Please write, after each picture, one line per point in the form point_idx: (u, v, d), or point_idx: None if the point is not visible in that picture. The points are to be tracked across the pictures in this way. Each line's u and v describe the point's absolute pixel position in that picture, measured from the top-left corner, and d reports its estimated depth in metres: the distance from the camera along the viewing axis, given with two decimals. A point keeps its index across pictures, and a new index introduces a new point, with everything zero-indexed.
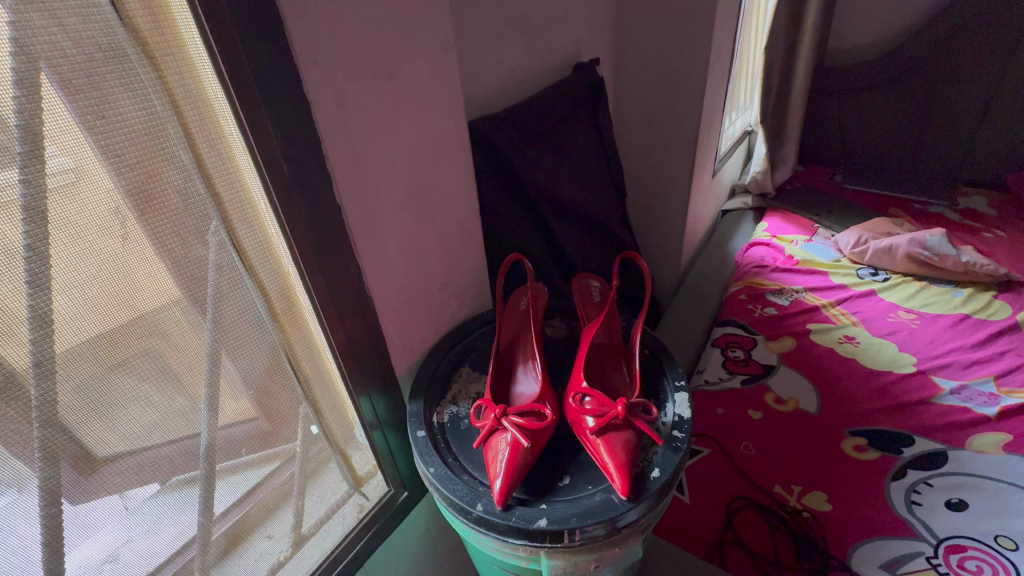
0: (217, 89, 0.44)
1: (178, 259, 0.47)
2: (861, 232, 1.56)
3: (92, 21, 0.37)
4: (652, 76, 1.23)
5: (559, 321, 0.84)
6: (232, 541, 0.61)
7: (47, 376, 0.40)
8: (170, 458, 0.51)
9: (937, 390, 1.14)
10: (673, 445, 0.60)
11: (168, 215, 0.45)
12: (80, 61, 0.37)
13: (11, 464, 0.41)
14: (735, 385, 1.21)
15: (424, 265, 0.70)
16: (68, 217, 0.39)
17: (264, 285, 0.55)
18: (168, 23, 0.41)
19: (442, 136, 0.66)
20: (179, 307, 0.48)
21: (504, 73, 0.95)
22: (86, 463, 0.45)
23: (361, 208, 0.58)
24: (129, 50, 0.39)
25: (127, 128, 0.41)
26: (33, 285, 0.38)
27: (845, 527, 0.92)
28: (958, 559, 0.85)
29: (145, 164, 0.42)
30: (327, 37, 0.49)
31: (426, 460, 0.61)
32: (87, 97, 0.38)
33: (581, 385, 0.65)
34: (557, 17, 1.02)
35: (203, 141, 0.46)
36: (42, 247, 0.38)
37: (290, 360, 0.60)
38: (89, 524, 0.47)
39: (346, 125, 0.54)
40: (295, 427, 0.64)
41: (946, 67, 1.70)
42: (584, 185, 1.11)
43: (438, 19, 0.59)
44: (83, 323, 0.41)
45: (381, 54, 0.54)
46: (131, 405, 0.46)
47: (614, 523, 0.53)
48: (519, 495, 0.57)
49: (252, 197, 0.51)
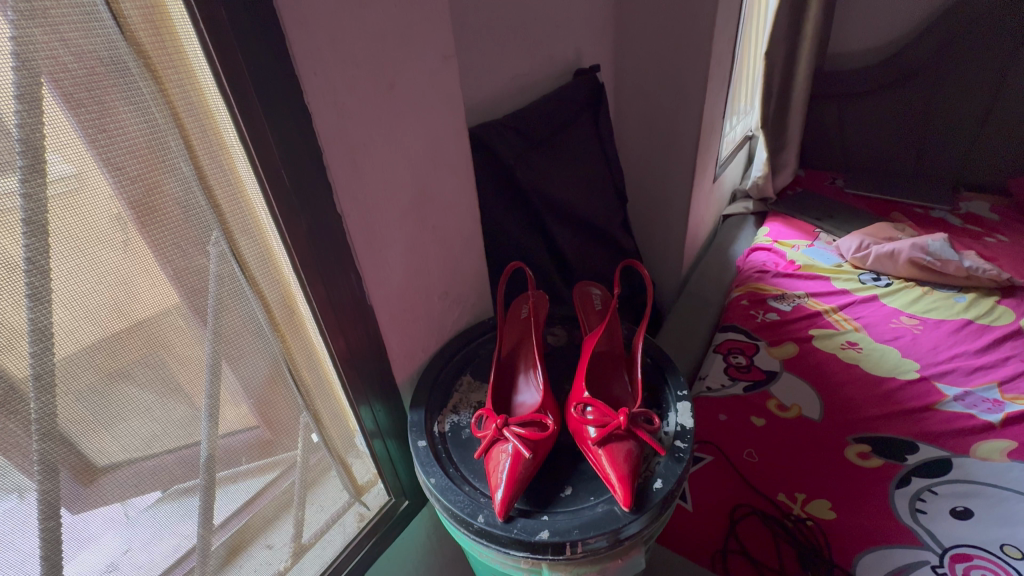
0: (218, 100, 0.44)
1: (178, 269, 0.47)
2: (862, 237, 1.56)
3: (94, 36, 0.37)
4: (652, 81, 1.24)
5: (560, 328, 0.84)
6: (232, 551, 0.60)
7: (47, 388, 0.40)
8: (169, 468, 0.51)
9: (941, 397, 1.13)
10: (675, 455, 0.59)
11: (169, 226, 0.45)
12: (82, 75, 0.37)
13: (11, 476, 0.40)
14: (736, 391, 1.20)
15: (425, 273, 0.70)
16: (68, 229, 0.39)
17: (265, 295, 0.55)
18: (169, 36, 0.41)
19: (442, 144, 0.66)
20: (179, 316, 0.48)
21: (504, 80, 0.95)
22: (86, 474, 0.45)
23: (361, 218, 0.58)
24: (131, 64, 0.39)
25: (129, 141, 0.41)
26: (34, 299, 0.38)
27: (849, 536, 0.91)
28: (964, 568, 0.84)
29: (146, 175, 0.42)
30: (328, 48, 0.49)
31: (427, 470, 0.60)
32: (89, 111, 0.38)
33: (583, 395, 0.65)
34: (557, 23, 1.02)
35: (203, 152, 0.46)
36: (42, 261, 0.38)
37: (291, 369, 0.60)
38: (87, 536, 0.46)
39: (347, 135, 0.54)
40: (295, 436, 0.64)
41: (946, 71, 1.70)
42: (585, 191, 1.11)
43: (437, 28, 0.59)
44: (84, 334, 0.41)
45: (380, 64, 0.54)
46: (131, 416, 0.46)
47: (616, 534, 0.52)
48: (520, 506, 0.56)
49: (253, 207, 0.51)
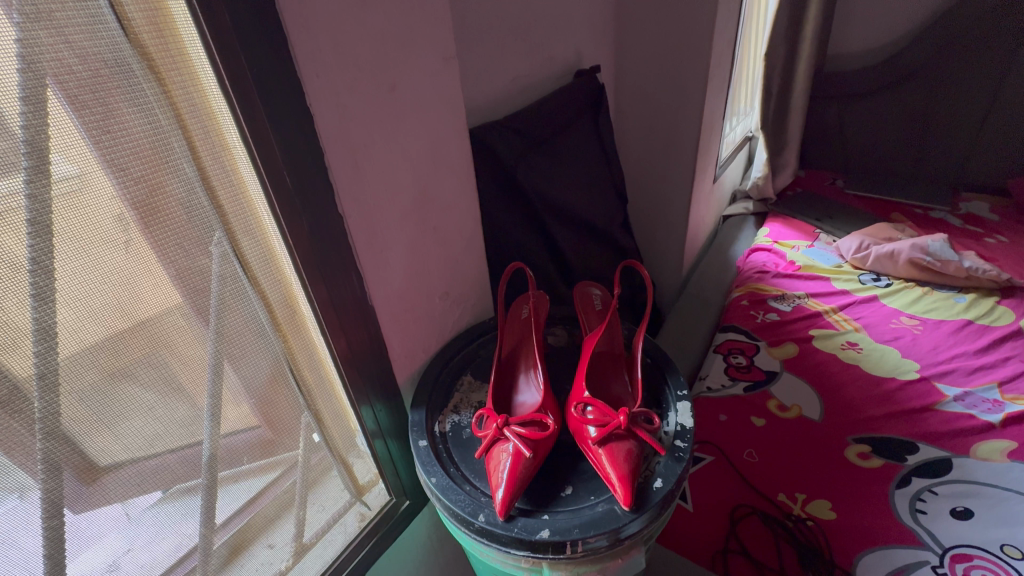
0: (221, 101, 0.45)
1: (181, 270, 0.47)
2: (862, 237, 1.56)
3: (99, 38, 0.37)
4: (653, 83, 1.24)
5: (561, 328, 0.84)
6: (234, 550, 0.61)
7: (50, 387, 0.41)
8: (171, 468, 0.51)
9: (941, 397, 1.13)
10: (675, 455, 0.60)
11: (172, 227, 0.45)
12: (87, 76, 0.38)
13: (14, 475, 0.40)
14: (736, 392, 1.21)
15: (425, 273, 0.70)
16: (72, 230, 0.39)
17: (268, 296, 0.56)
18: (172, 38, 0.41)
19: (443, 145, 0.66)
20: (181, 315, 0.48)
21: (505, 81, 0.95)
22: (88, 473, 0.45)
23: (363, 218, 0.59)
24: (135, 66, 0.40)
25: (132, 142, 0.41)
26: (39, 299, 0.38)
27: (850, 536, 0.91)
28: (965, 568, 0.85)
29: (149, 176, 0.43)
30: (330, 50, 0.49)
31: (428, 470, 0.60)
32: (93, 113, 0.38)
33: (583, 394, 0.65)
34: (557, 24, 1.03)
35: (206, 153, 0.46)
36: (47, 261, 0.38)
37: (292, 369, 0.61)
38: (90, 534, 0.46)
39: (349, 137, 0.54)
40: (297, 436, 0.64)
41: (945, 72, 1.71)
42: (585, 191, 1.11)
43: (439, 30, 0.59)
44: (87, 334, 0.42)
45: (382, 65, 0.55)
46: (134, 415, 0.46)
47: (617, 534, 0.53)
48: (521, 506, 0.57)
49: (255, 208, 0.51)
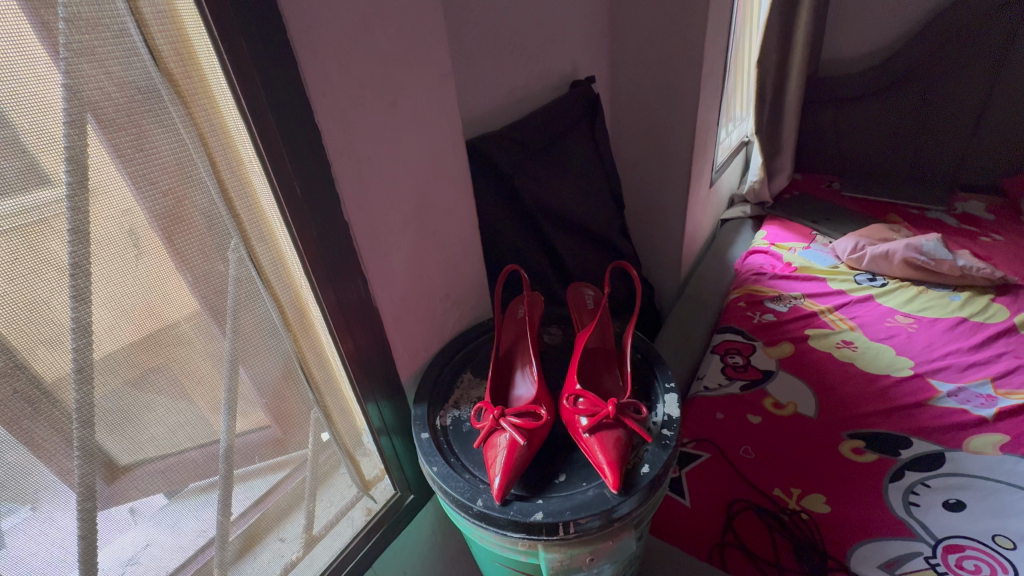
0: (237, 120, 0.49)
1: (201, 274, 0.51)
2: (858, 238, 1.59)
3: (133, 68, 0.42)
4: (646, 92, 1.29)
5: (557, 328, 0.88)
6: (249, 540, 0.64)
7: (86, 381, 0.45)
8: (192, 461, 0.55)
9: (934, 392, 1.16)
10: (662, 442, 0.63)
11: (193, 234, 0.49)
12: (123, 103, 0.42)
13: (40, 474, 0.44)
14: (734, 390, 1.23)
15: (426, 276, 0.74)
16: (106, 237, 0.43)
17: (279, 298, 0.60)
18: (195, 66, 0.45)
19: (442, 156, 0.71)
20: (200, 317, 0.52)
21: (503, 93, 1.00)
22: (111, 470, 0.48)
23: (367, 226, 0.63)
24: (163, 93, 0.44)
25: (161, 160, 0.46)
26: (77, 298, 0.43)
27: (844, 527, 0.94)
28: (956, 558, 0.87)
29: (174, 189, 0.47)
30: (335, 72, 0.54)
31: (430, 460, 0.64)
32: (127, 133, 0.43)
33: (575, 387, 0.69)
34: (553, 38, 1.08)
35: (224, 168, 0.50)
36: (84, 264, 0.42)
37: (302, 367, 0.65)
38: (107, 533, 0.49)
39: (353, 151, 0.58)
40: (307, 431, 0.68)
41: (936, 76, 1.75)
42: (582, 197, 1.15)
43: (437, 48, 0.64)
44: (116, 332, 0.46)
45: (384, 84, 0.59)
46: (157, 409, 0.50)
47: (608, 514, 0.56)
48: (517, 492, 0.60)
49: (267, 216, 0.55)
